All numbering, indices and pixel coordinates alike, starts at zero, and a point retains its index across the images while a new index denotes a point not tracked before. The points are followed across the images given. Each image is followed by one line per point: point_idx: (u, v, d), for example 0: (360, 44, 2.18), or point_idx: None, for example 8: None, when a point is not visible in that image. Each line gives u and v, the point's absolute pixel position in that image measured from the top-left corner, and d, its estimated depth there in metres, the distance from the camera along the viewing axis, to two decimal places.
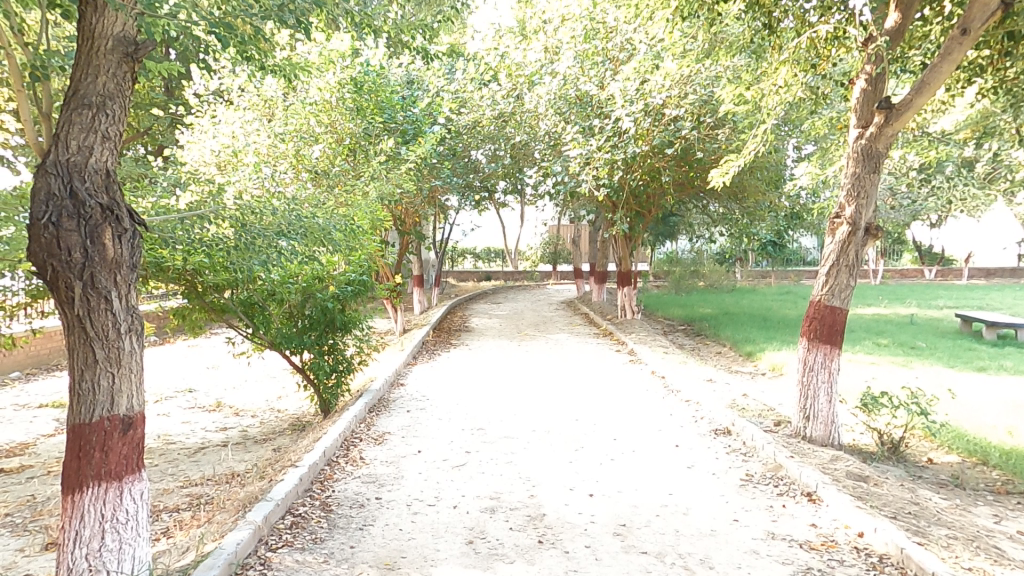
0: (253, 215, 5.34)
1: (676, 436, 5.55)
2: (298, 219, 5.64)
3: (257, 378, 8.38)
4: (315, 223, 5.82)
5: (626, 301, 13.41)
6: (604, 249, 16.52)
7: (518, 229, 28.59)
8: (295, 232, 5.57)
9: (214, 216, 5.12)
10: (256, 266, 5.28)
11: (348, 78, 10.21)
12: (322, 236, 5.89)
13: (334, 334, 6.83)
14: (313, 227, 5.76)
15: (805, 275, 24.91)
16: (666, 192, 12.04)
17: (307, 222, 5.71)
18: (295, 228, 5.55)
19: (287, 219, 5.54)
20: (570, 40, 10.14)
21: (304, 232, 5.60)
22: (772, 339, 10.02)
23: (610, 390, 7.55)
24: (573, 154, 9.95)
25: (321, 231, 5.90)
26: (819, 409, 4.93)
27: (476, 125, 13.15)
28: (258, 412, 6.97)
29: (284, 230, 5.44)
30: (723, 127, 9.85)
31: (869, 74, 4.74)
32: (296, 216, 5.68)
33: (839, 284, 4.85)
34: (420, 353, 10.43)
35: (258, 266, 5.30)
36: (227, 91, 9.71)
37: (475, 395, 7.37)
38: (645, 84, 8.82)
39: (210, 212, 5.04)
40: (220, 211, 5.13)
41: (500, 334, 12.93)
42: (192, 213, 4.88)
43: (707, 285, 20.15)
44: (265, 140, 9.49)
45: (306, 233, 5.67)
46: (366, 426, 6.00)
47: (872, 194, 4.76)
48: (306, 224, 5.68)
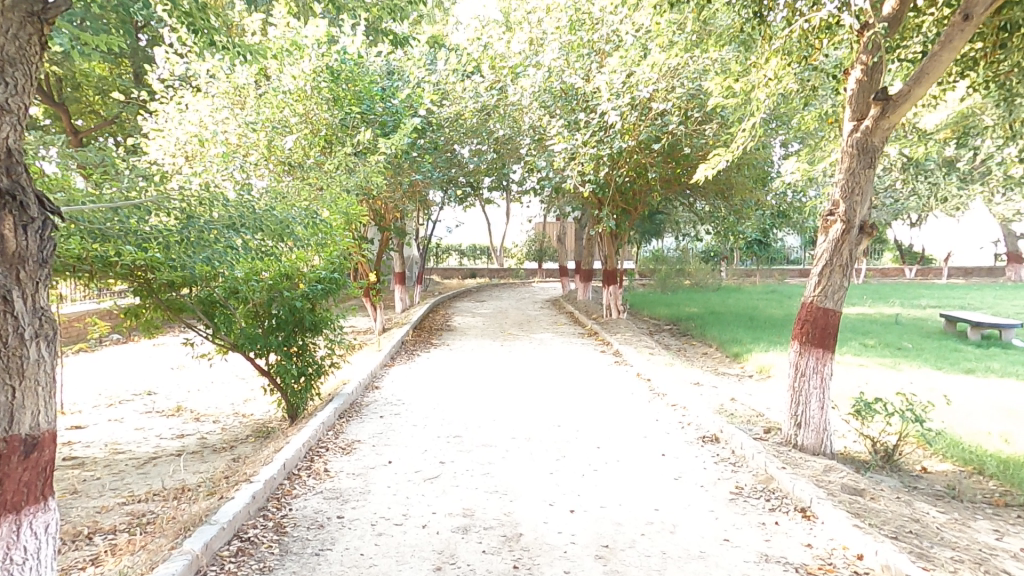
0: (202, 206, 4.93)
1: (663, 444, 5.29)
2: (255, 212, 5.24)
3: (224, 381, 7.96)
4: (277, 217, 5.45)
5: (612, 299, 13.17)
6: (590, 247, 16.27)
7: (504, 226, 28.24)
8: (248, 225, 5.12)
9: (157, 206, 4.71)
10: (197, 262, 4.92)
11: (324, 66, 9.81)
12: (283, 230, 5.53)
13: (304, 335, 6.51)
14: (270, 220, 5.35)
15: (789, 274, 25.06)
16: (652, 189, 11.81)
17: (266, 214, 5.33)
18: (252, 224, 5.15)
19: (242, 212, 5.14)
20: (555, 31, 10.14)
21: (263, 227, 5.23)
22: (759, 339, 9.83)
23: (594, 393, 7.29)
24: (557, 149, 9.73)
25: (286, 226, 5.57)
26: (811, 415, 4.70)
27: (458, 117, 12.46)
28: (221, 417, 6.57)
29: (235, 223, 5.04)
30: (711, 122, 9.65)
31: (866, 64, 4.51)
32: (253, 208, 5.25)
33: (832, 285, 4.62)
34: (399, 353, 10.07)
35: (200, 263, 4.93)
36: (193, 77, 9.54)
37: (454, 399, 7.05)
38: (632, 78, 8.57)
39: (151, 201, 4.62)
40: (164, 200, 4.69)
41: (482, 333, 12.63)
42: (128, 203, 4.48)
43: (693, 283, 20.09)
44: (234, 130, 9.14)
45: (265, 227, 5.28)
46: (334, 433, 5.64)
47: (867, 190, 4.53)
48: (263, 217, 5.27)
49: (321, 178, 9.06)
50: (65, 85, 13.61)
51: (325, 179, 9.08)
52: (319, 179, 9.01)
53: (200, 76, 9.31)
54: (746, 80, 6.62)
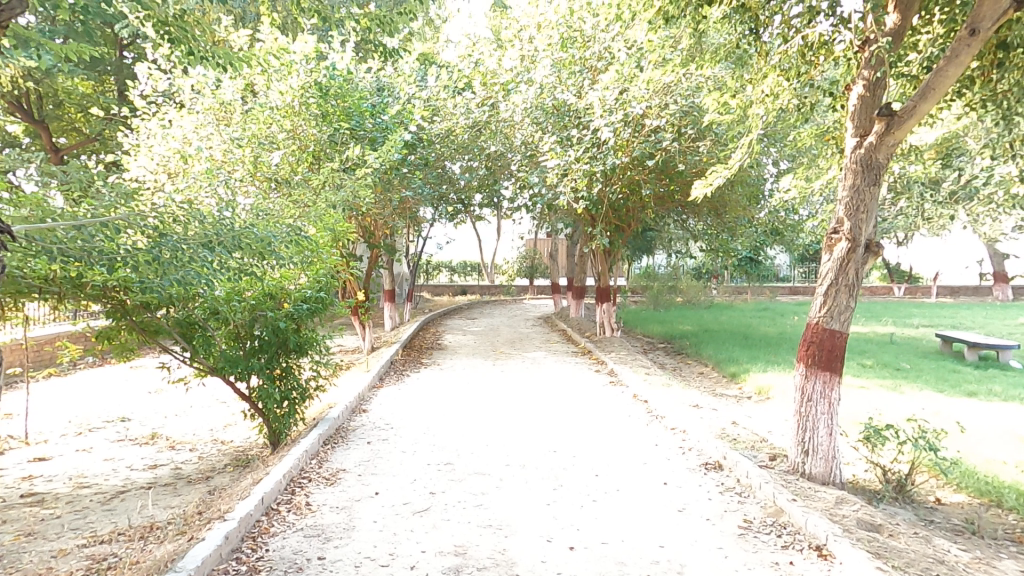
0: (174, 223, 4.84)
1: (664, 472, 5.05)
2: (232, 228, 5.10)
3: (203, 406, 7.64)
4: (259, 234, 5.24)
5: (605, 317, 13.00)
6: (582, 264, 16.14)
7: (495, 243, 28.11)
8: (224, 244, 4.97)
9: (127, 224, 4.56)
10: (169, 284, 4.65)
11: (312, 82, 9.66)
12: (265, 248, 5.29)
13: (288, 356, 6.22)
14: (249, 237, 5.14)
15: (779, 292, 25.15)
16: (646, 206, 11.72)
17: (243, 229, 5.19)
18: (229, 241, 5.00)
19: (217, 229, 5.01)
20: (546, 49, 10.11)
21: (241, 244, 5.06)
22: (756, 359, 9.67)
23: (590, 415, 7.04)
24: (550, 165, 9.63)
25: (270, 242, 5.34)
26: (819, 442, 4.51)
27: (449, 134, 12.19)
28: (198, 444, 6.25)
29: (210, 240, 4.88)
30: (705, 139, 9.58)
31: (868, 79, 4.42)
32: (230, 224, 5.14)
33: (838, 305, 4.46)
34: (388, 374, 9.76)
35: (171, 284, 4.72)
36: (177, 93, 9.66)
37: (445, 423, 6.76)
38: (625, 94, 8.61)
39: (122, 219, 4.49)
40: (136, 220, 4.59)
41: (473, 352, 12.36)
42: (95, 220, 4.32)
43: (685, 300, 20.02)
44: (219, 146, 9.06)
45: (244, 245, 5.11)
46: (317, 462, 5.33)
47: (872, 208, 4.41)
48: (241, 234, 5.08)
49: (308, 195, 8.83)
50: (46, 103, 13.76)
51: (312, 195, 8.84)
52: (305, 195, 8.76)
53: (183, 91, 9.47)
54: (743, 98, 6.53)
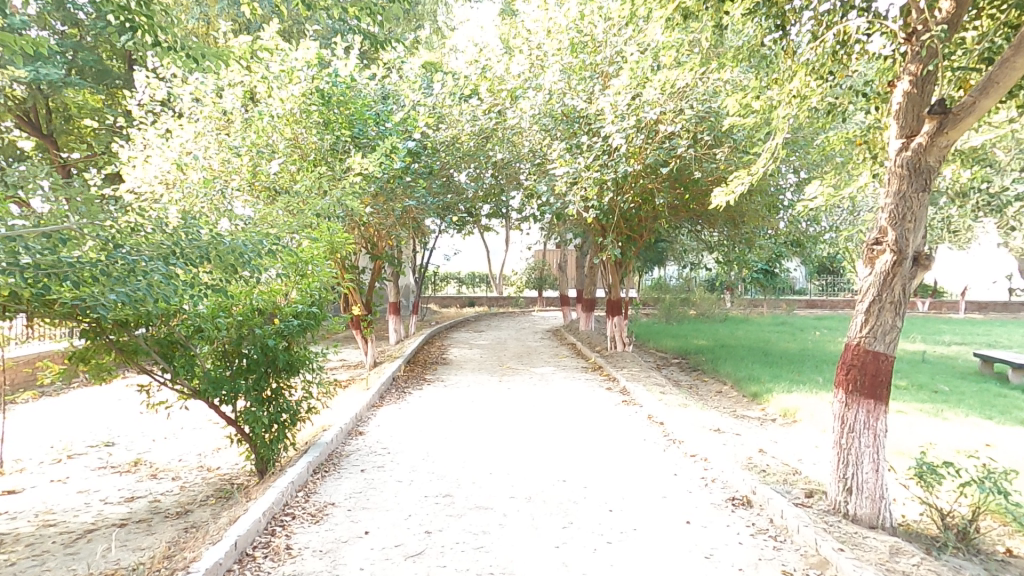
0: (133, 233, 4.50)
1: (686, 508, 4.54)
2: (200, 237, 4.69)
3: (192, 429, 7.30)
4: (232, 242, 4.78)
5: (617, 332, 12.51)
6: (592, 275, 15.67)
7: (503, 254, 27.75)
8: (187, 256, 4.53)
9: (77, 233, 4.19)
10: (111, 300, 4.20)
11: (314, 89, 9.29)
12: (239, 260, 4.83)
13: (279, 377, 5.82)
14: (220, 248, 4.69)
15: (795, 304, 24.47)
16: (660, 216, 11.26)
17: (213, 236, 4.78)
18: (195, 251, 4.56)
19: (182, 240, 4.60)
20: (556, 53, 9.86)
21: (209, 255, 4.62)
22: (779, 378, 9.12)
23: (602, 439, 6.55)
24: (559, 173, 9.32)
25: (250, 253, 4.87)
26: (863, 480, 3.99)
27: (455, 141, 11.76)
28: (183, 472, 5.88)
29: (169, 253, 4.46)
30: (722, 145, 9.13)
31: (915, 74, 3.97)
32: (197, 233, 4.75)
33: (883, 325, 3.96)
34: (389, 392, 9.33)
35: (119, 301, 4.26)
36: (174, 101, 9.52)
37: (446, 448, 6.30)
38: (638, 99, 8.24)
39: (69, 228, 4.12)
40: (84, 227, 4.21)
41: (480, 368, 11.91)
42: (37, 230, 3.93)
43: (698, 313, 19.48)
44: (215, 156, 8.78)
45: (214, 256, 4.68)
46: (306, 494, 4.89)
47: (921, 217, 3.91)
48: (209, 245, 4.65)
49: (305, 203, 8.44)
50: (54, 117, 13.91)
51: (311, 203, 8.47)
52: (302, 207, 8.39)
53: (181, 99, 9.30)
54: (768, 98, 6.09)
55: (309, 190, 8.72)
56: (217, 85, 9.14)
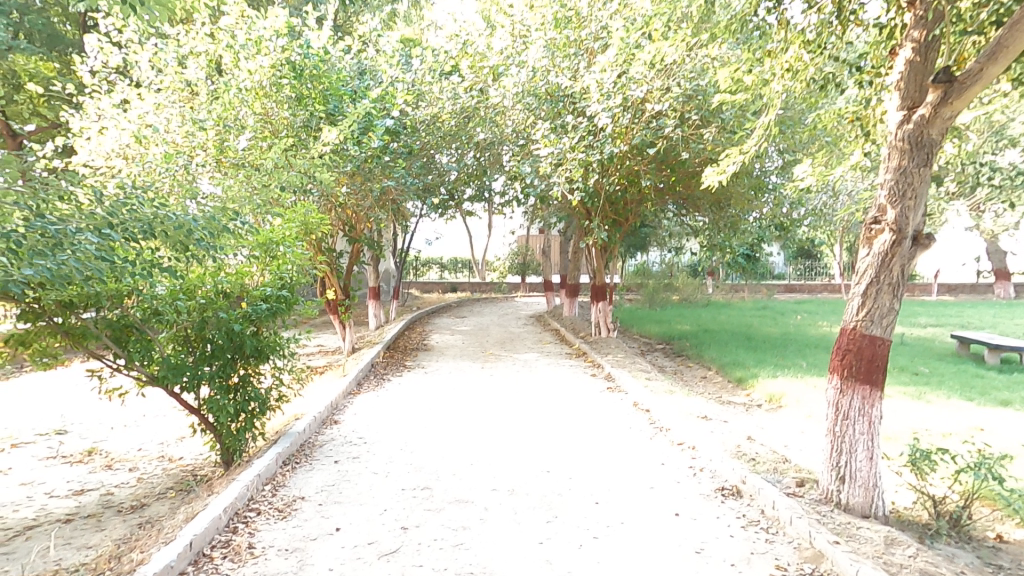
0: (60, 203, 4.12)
1: (674, 500, 4.38)
2: (143, 211, 4.33)
3: (151, 420, 6.95)
4: (180, 217, 4.43)
5: (601, 317, 12.36)
6: (577, 260, 15.46)
7: (486, 239, 27.38)
8: (127, 229, 4.12)
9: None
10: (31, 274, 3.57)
11: (285, 60, 8.85)
12: (190, 238, 4.45)
13: (247, 363, 5.48)
14: (164, 221, 4.32)
15: (776, 290, 24.69)
16: (645, 199, 11.07)
17: (158, 209, 4.43)
18: (136, 226, 4.18)
19: (120, 211, 4.21)
20: (539, 28, 9.49)
21: (154, 232, 4.25)
22: (763, 362, 9.05)
23: (586, 428, 6.36)
24: (543, 153, 9.07)
25: (202, 230, 4.51)
26: (857, 468, 3.85)
27: (435, 120, 11.34)
28: (142, 462, 5.58)
29: (104, 224, 4.04)
30: (709, 125, 8.91)
31: (918, 41, 3.78)
32: (141, 207, 4.38)
33: (880, 307, 3.79)
34: (367, 378, 9.04)
35: (39, 277, 3.63)
36: (132, 70, 8.94)
37: (426, 437, 6.05)
38: (624, 77, 8.01)
39: None
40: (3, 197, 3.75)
41: (461, 353, 11.66)
42: None
43: (681, 298, 19.49)
44: (178, 129, 8.29)
45: (159, 233, 4.31)
46: (274, 487, 4.61)
47: (921, 193, 3.72)
48: (152, 217, 4.28)
49: (275, 181, 7.86)
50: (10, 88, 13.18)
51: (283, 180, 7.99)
52: (274, 184, 7.88)
53: (140, 68, 8.73)
54: (760, 74, 5.86)
55: (280, 163, 8.17)
56: (178, 53, 8.59)
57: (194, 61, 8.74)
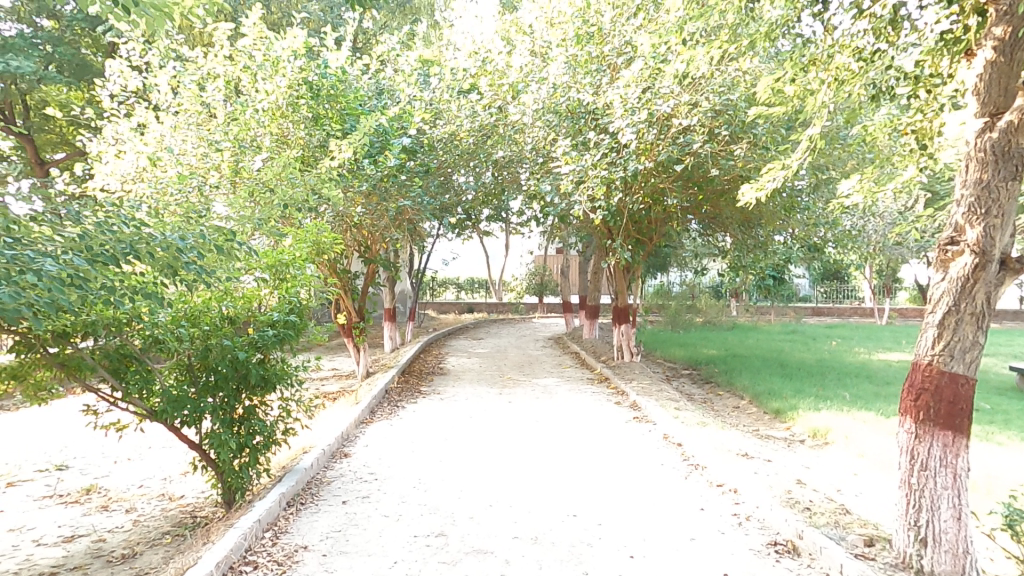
0: (36, 224, 3.78)
1: (721, 557, 3.87)
2: (125, 230, 4.03)
3: (150, 455, 6.64)
4: (166, 237, 4.15)
5: (623, 341, 11.82)
6: (596, 281, 15.01)
7: (503, 259, 27.08)
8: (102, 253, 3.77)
9: None
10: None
11: (302, 80, 8.76)
12: (179, 261, 4.14)
13: (253, 394, 5.13)
14: (152, 247, 4.04)
15: (803, 312, 23.90)
16: (670, 218, 10.65)
17: (143, 228, 4.15)
18: (116, 247, 3.87)
19: (101, 233, 3.90)
20: (560, 44, 9.42)
21: (138, 253, 3.95)
22: (801, 393, 8.43)
23: (614, 464, 5.87)
24: (564, 170, 8.73)
25: (190, 249, 4.22)
26: (941, 528, 3.31)
27: (453, 138, 10.96)
28: (139, 501, 5.25)
29: (77, 249, 3.69)
30: (740, 142, 8.49)
31: (1001, 40, 3.34)
32: (124, 226, 4.07)
33: (962, 341, 3.28)
34: (380, 405, 8.65)
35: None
36: (150, 92, 8.87)
37: (441, 473, 5.62)
38: (650, 91, 7.79)
39: None
40: None
41: (478, 378, 11.23)
42: None
43: (705, 320, 18.88)
44: (194, 151, 8.12)
45: (144, 255, 4.01)
46: (276, 534, 4.21)
47: (1010, 211, 3.25)
48: (138, 241, 3.99)
49: (289, 194, 7.65)
50: (38, 114, 13.43)
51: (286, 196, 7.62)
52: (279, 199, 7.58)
53: (158, 91, 8.65)
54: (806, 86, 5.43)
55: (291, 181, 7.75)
56: (196, 75, 8.52)
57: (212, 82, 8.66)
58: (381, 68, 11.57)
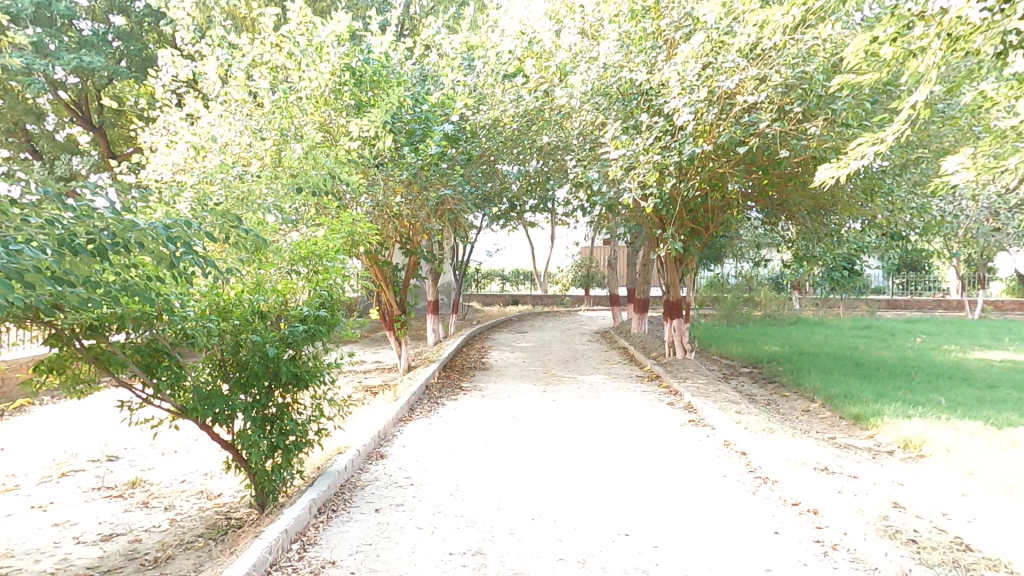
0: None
1: None
2: (101, 218, 3.17)
3: (191, 448, 6.63)
4: (155, 226, 3.26)
5: (676, 336, 11.11)
6: (646, 273, 14.28)
7: (549, 250, 26.57)
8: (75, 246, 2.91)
9: None
10: None
11: (345, 66, 8.58)
12: (175, 256, 3.29)
13: (285, 390, 4.91)
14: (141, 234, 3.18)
15: (875, 306, 22.12)
16: (729, 205, 9.82)
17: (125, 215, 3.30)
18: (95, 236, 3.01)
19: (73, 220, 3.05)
20: (612, 19, 8.79)
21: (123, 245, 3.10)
22: (884, 398, 7.53)
23: (670, 475, 5.31)
24: (613, 155, 8.10)
25: (182, 234, 3.36)
26: None
27: (496, 124, 10.48)
28: (178, 497, 5.18)
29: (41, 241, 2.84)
30: (814, 118, 7.60)
31: None
32: (100, 213, 3.21)
33: None
34: (420, 402, 8.39)
35: None
36: (200, 83, 8.91)
37: (480, 480, 5.25)
38: (710, 67, 7.16)
39: None
40: None
41: (522, 373, 10.84)
42: None
43: (764, 314, 17.73)
44: (238, 141, 8.05)
45: (131, 246, 3.17)
46: (303, 547, 3.94)
47: None
48: (123, 230, 3.14)
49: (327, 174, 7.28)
50: (106, 112, 14.08)
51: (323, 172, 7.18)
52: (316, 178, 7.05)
53: (206, 82, 8.67)
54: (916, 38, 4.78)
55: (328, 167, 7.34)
56: (241, 63, 8.45)
57: (259, 73, 8.64)
58: (427, 53, 11.30)
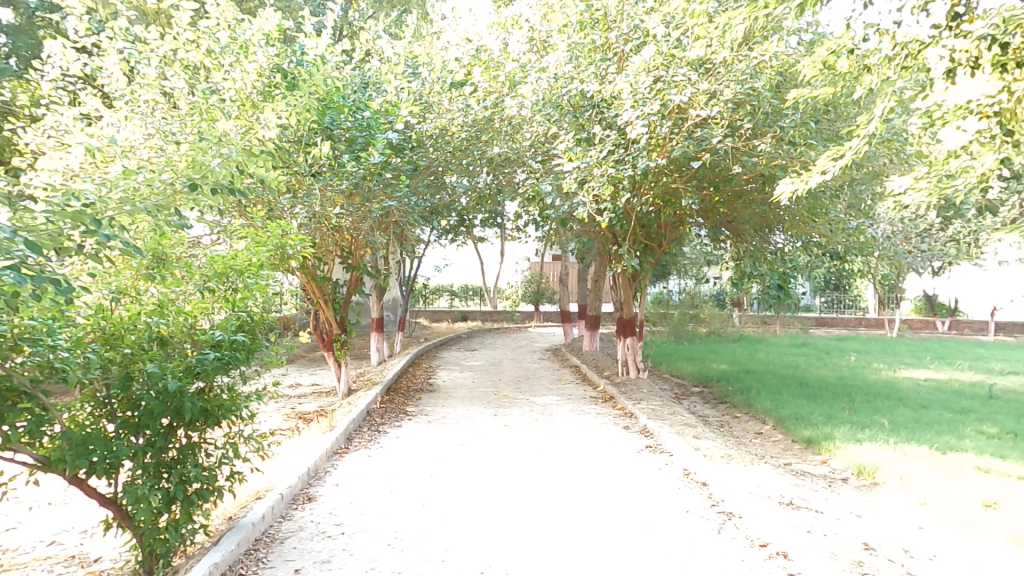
0: None
1: None
2: None
3: (59, 507, 5.56)
4: None
5: (629, 355, 10.89)
6: (597, 289, 14.13)
7: (499, 265, 26.17)
8: None
9: None
10: None
11: (274, 68, 8.07)
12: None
13: (189, 430, 4.15)
14: None
15: (808, 322, 23.15)
16: (681, 222, 9.79)
17: None
18: None
19: None
20: (562, 31, 8.61)
21: None
22: (833, 419, 7.53)
23: (631, 512, 4.91)
24: (566, 168, 7.84)
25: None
26: None
27: (443, 134, 10.03)
28: (38, 566, 4.25)
29: None
30: (763, 136, 7.62)
31: None
32: None
33: None
34: (358, 430, 7.64)
35: None
36: (102, 77, 7.92)
37: (422, 524, 4.64)
38: (661, 81, 7.03)
39: None
40: None
41: (471, 395, 10.26)
42: None
43: (709, 331, 18.04)
44: (145, 142, 7.13)
45: None
46: None
47: None
48: None
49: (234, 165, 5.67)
50: None
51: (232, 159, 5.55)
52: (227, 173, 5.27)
53: (110, 75, 7.70)
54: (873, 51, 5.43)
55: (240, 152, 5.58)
56: (154, 58, 7.61)
57: (177, 71, 7.83)
58: (368, 59, 10.80)
